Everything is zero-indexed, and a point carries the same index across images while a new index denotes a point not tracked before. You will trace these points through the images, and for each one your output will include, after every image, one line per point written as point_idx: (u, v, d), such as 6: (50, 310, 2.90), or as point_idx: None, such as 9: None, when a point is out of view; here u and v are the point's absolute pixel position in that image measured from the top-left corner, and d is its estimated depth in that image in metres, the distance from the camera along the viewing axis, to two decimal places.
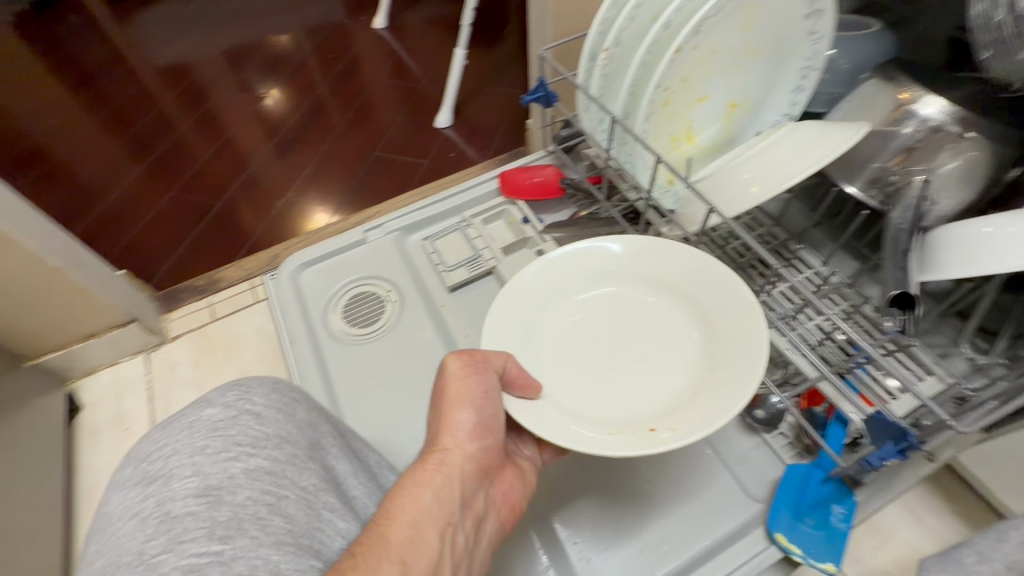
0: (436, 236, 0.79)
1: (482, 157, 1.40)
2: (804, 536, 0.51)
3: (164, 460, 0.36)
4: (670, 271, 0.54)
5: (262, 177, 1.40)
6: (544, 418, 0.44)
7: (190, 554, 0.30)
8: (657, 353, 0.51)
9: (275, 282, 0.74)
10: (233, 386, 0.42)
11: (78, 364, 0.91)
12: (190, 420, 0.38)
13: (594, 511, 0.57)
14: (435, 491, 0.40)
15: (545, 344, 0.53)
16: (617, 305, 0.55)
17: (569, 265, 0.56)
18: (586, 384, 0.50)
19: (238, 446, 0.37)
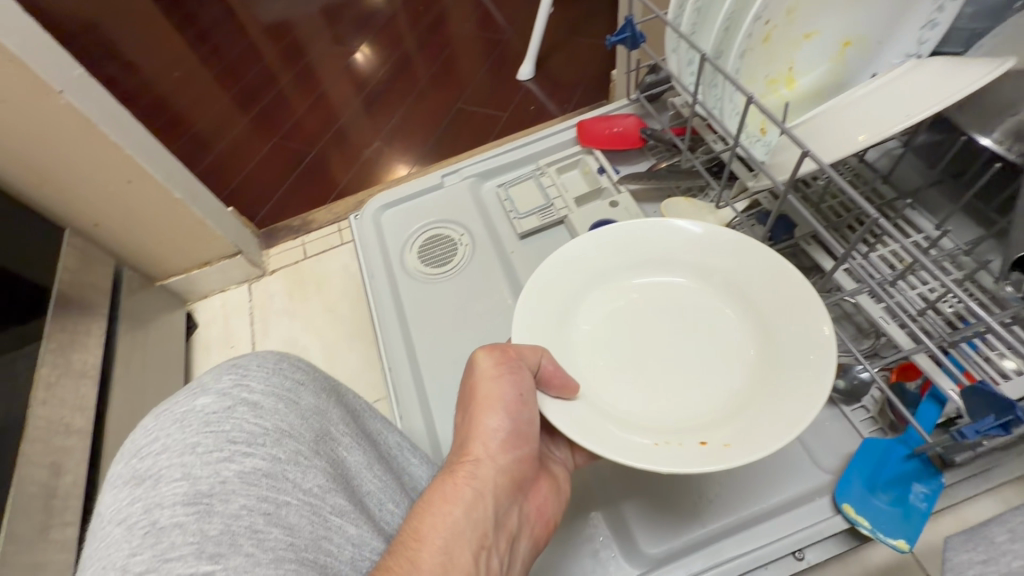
0: (510, 183, 0.79)
1: (563, 110, 1.38)
2: (877, 511, 0.48)
3: (151, 459, 0.33)
4: (735, 269, 0.50)
5: (352, 128, 1.48)
6: (583, 424, 0.43)
7: (177, 574, 0.28)
8: (706, 357, 0.49)
9: (358, 222, 0.79)
10: (229, 366, 0.39)
11: (195, 287, 1.05)
12: (181, 410, 0.35)
13: (642, 513, 0.54)
14: (465, 510, 0.38)
15: (601, 325, 0.52)
16: (668, 300, 0.53)
17: (626, 244, 0.54)
18: (632, 384, 0.49)
19: (230, 443, 0.34)
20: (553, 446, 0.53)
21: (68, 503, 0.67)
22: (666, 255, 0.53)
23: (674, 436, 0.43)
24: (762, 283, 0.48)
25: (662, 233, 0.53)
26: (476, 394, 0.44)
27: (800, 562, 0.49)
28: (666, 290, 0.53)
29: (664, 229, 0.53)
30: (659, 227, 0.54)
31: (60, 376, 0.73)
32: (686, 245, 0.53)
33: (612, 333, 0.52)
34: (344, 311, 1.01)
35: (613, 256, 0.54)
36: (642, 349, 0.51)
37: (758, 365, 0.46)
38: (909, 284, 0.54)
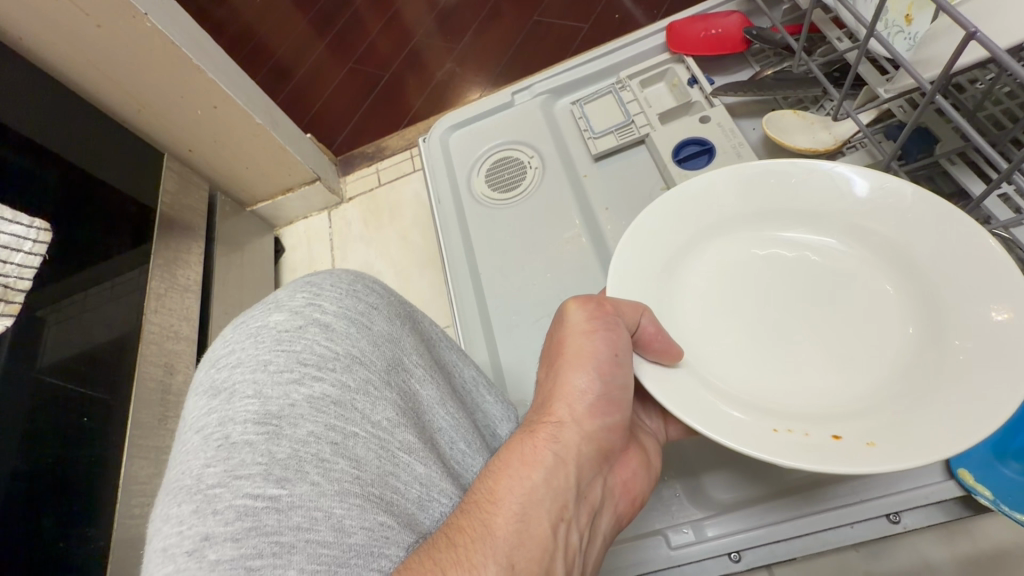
0: (586, 99, 0.72)
1: (651, 17, 1.22)
2: (1004, 482, 0.41)
3: (229, 372, 0.35)
4: (904, 237, 0.41)
5: (426, 49, 1.43)
6: (682, 392, 0.39)
7: (244, 493, 0.29)
8: (850, 332, 0.42)
9: (428, 145, 0.76)
10: (304, 285, 0.40)
11: (281, 213, 1.10)
12: (256, 325, 0.37)
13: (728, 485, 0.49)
14: (546, 474, 0.35)
15: (706, 279, 0.47)
16: (808, 266, 0.45)
17: (764, 191, 0.46)
18: (740, 348, 0.43)
19: (300, 365, 0.35)
20: (648, 414, 0.50)
21: (180, 400, 0.77)
22: (811, 210, 0.45)
23: (794, 419, 0.38)
24: (937, 251, 0.39)
25: (812, 181, 0.45)
26: (569, 352, 0.41)
27: (895, 526, 0.45)
28: (807, 252, 0.45)
29: (816, 176, 0.45)
30: (809, 176, 0.45)
31: (167, 289, 0.81)
32: (842, 201, 0.44)
33: (718, 289, 0.46)
34: (417, 240, 1.02)
35: (741, 203, 0.47)
36: (760, 313, 0.44)
37: (919, 352, 0.38)
38: None
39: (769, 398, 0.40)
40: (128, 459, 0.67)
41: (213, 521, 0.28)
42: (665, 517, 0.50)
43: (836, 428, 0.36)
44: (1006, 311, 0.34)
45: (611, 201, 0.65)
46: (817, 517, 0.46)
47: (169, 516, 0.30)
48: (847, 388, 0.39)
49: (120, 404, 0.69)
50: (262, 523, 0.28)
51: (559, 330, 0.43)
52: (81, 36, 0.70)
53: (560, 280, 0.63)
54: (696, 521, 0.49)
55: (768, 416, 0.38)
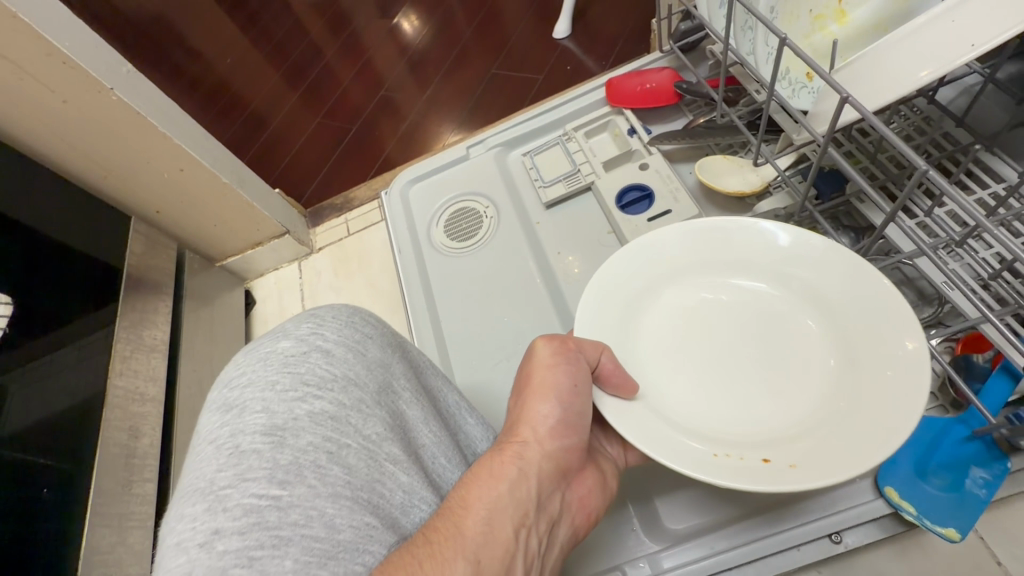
0: (536, 150, 0.77)
1: (602, 67, 1.30)
2: (925, 497, 0.44)
3: (240, 390, 0.36)
4: (813, 279, 0.45)
5: (392, 101, 1.49)
6: (639, 424, 0.41)
7: (250, 493, 0.31)
8: (779, 373, 0.45)
9: (390, 198, 0.79)
10: (309, 316, 0.42)
11: (251, 267, 1.12)
12: (264, 351, 0.38)
13: (680, 515, 0.52)
14: (510, 486, 0.37)
15: (656, 319, 0.50)
16: (742, 310, 0.48)
17: (702, 244, 0.50)
18: (688, 381, 0.46)
19: (304, 384, 0.36)
20: (607, 442, 0.52)
21: (145, 462, 0.75)
22: (743, 260, 0.49)
23: (732, 447, 0.40)
24: (847, 292, 0.43)
25: (744, 234, 0.48)
26: (535, 380, 0.43)
27: (838, 546, 0.46)
28: (741, 298, 0.49)
29: (747, 231, 0.48)
30: (739, 230, 0.49)
31: (133, 351, 0.81)
32: (765, 246, 0.48)
33: (668, 327, 0.49)
34: (386, 286, 1.05)
35: (687, 243, 0.50)
36: (703, 346, 0.48)
37: (838, 381, 0.41)
38: (982, 245, 0.48)
39: (716, 429, 0.43)
40: (90, 528, 0.65)
41: (223, 517, 0.30)
42: (624, 552, 0.51)
43: (766, 453, 0.39)
44: (915, 341, 0.37)
45: (564, 245, 0.69)
46: (763, 543, 0.48)
47: (183, 514, 0.31)
48: (784, 414, 0.42)
49: (82, 471, 0.68)
50: (265, 519, 0.30)
51: (526, 365, 0.45)
52: (44, 108, 0.73)
53: (517, 324, 0.65)
54: (652, 553, 0.50)
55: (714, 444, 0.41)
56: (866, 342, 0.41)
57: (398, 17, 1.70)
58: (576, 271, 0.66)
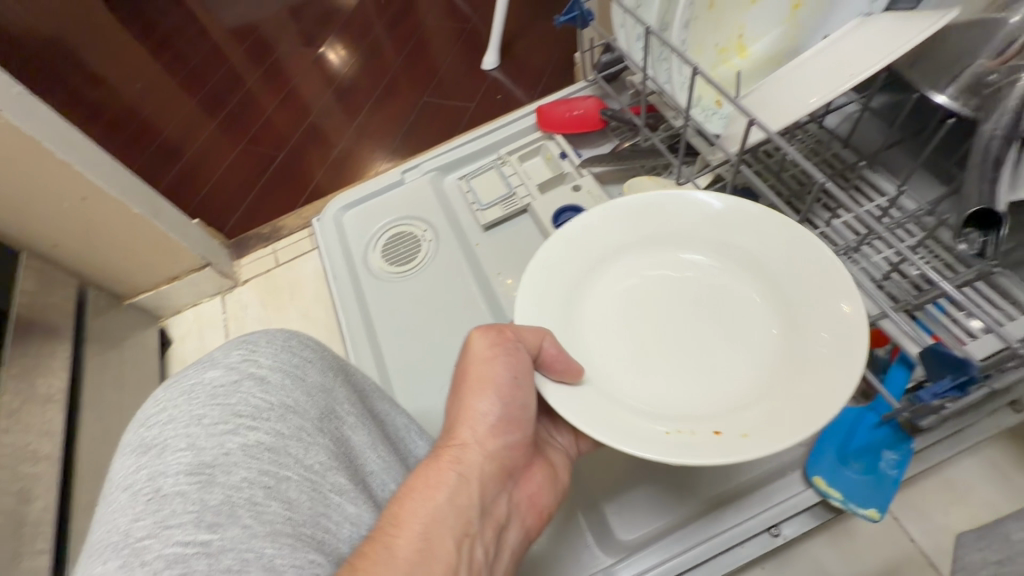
0: (471, 174, 0.78)
1: (530, 96, 1.35)
2: (848, 481, 0.47)
3: (160, 427, 0.33)
4: (756, 250, 0.48)
5: (320, 129, 1.46)
6: (591, 410, 0.41)
7: (175, 542, 0.27)
8: (723, 341, 0.47)
9: (321, 224, 0.77)
10: (241, 339, 0.39)
11: (167, 303, 1.03)
12: (189, 381, 0.35)
13: (632, 523, 0.52)
14: (449, 495, 0.36)
15: (601, 300, 0.50)
16: (686, 287, 0.50)
17: (646, 220, 0.51)
18: (637, 360, 0.47)
19: (236, 416, 0.33)
20: (558, 432, 0.52)
21: (38, 530, 0.66)
22: (686, 237, 0.51)
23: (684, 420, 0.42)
24: (783, 259, 0.46)
25: (686, 212, 0.51)
26: (473, 378, 0.42)
27: (777, 539, 0.49)
28: (684, 273, 0.50)
29: (690, 207, 0.50)
30: (682, 205, 0.51)
31: (24, 402, 0.72)
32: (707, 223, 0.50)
33: (614, 309, 0.50)
34: (320, 317, 1.00)
35: (628, 227, 0.52)
36: (652, 324, 0.49)
37: (783, 343, 0.44)
38: (874, 249, 0.54)
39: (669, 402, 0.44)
40: None
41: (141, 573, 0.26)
42: (580, 568, 0.51)
43: (715, 425, 0.41)
44: (850, 303, 0.41)
45: (504, 266, 0.69)
46: (710, 543, 0.49)
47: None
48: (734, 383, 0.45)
49: None
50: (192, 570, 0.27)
51: (462, 360, 0.43)
52: None
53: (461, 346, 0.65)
54: (607, 567, 0.50)
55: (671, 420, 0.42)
56: (806, 313, 0.43)
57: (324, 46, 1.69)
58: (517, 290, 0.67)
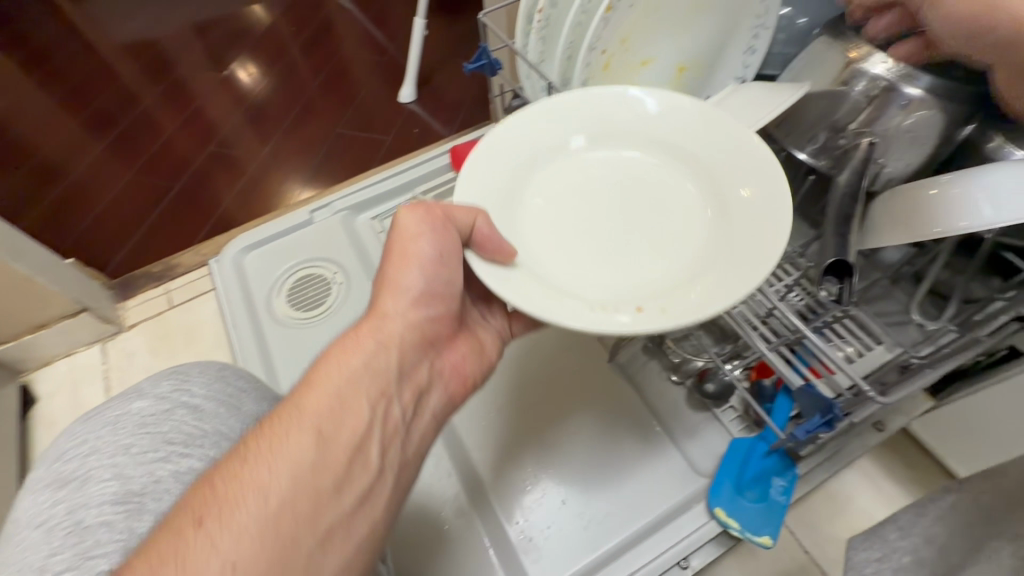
0: (386, 214, 0.76)
1: (448, 130, 1.36)
2: (744, 510, 0.50)
3: (82, 461, 0.36)
4: (692, 148, 0.45)
5: (224, 157, 1.37)
6: (521, 287, 0.37)
7: (99, 569, 0.30)
8: (663, 223, 0.44)
9: (219, 266, 0.72)
10: (171, 375, 0.42)
11: (31, 355, 0.90)
12: (116, 415, 0.38)
13: (558, 558, 0.52)
14: (365, 359, 0.36)
15: (542, 186, 0.46)
16: (627, 173, 0.46)
17: (590, 111, 0.47)
18: (563, 245, 0.43)
19: (166, 442, 0.37)
20: (490, 313, 0.51)
21: None
22: (628, 130, 0.47)
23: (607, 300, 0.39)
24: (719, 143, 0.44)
25: (629, 106, 0.47)
26: (396, 251, 0.40)
27: (687, 571, 0.51)
28: (625, 163, 0.47)
29: (632, 103, 0.47)
30: (623, 99, 0.47)
31: None
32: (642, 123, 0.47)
33: (555, 196, 0.46)
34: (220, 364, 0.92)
35: (558, 125, 0.48)
36: (581, 211, 0.45)
37: (716, 226, 0.42)
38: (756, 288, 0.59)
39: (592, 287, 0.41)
40: None
41: None
42: None
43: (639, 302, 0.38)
44: (748, 188, 0.42)
45: None
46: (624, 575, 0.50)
47: None
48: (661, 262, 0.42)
49: None
50: None
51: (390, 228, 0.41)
52: None
53: None
54: None
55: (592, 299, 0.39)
56: (740, 195, 0.42)
57: (234, 65, 1.59)
58: None
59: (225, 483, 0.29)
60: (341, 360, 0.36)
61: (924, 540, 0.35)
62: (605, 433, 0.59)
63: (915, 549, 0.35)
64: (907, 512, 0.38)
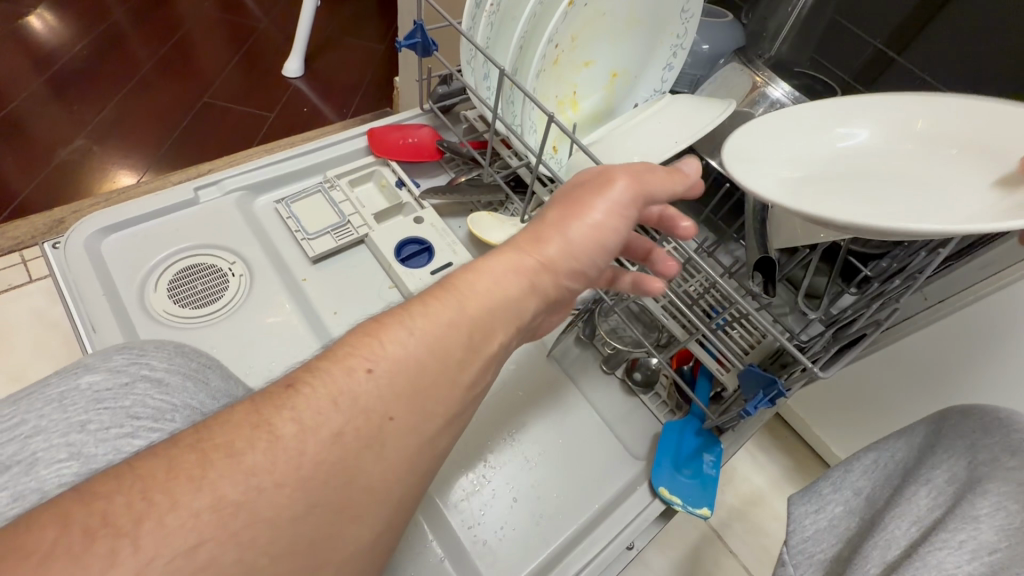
0: (292, 197, 0.66)
1: (341, 116, 1.28)
2: (682, 485, 0.54)
3: (19, 446, 0.30)
4: (977, 142, 0.42)
5: (23, 123, 1.17)
6: (757, 180, 0.38)
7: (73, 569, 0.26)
8: (954, 194, 0.40)
9: (59, 253, 0.56)
10: (122, 348, 0.37)
11: None
12: (60, 391, 0.33)
13: (512, 559, 0.51)
14: (520, 278, 0.39)
15: (779, 156, 0.44)
16: (939, 169, 0.42)
17: (857, 117, 0.46)
18: (811, 190, 0.40)
19: (131, 417, 0.32)
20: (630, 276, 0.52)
21: None
22: (919, 131, 0.45)
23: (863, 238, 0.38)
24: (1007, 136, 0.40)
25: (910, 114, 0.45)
26: (597, 180, 0.42)
27: (632, 551, 0.53)
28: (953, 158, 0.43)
29: (911, 113, 0.45)
30: (899, 108, 0.46)
31: None
32: (918, 119, 0.45)
33: (830, 171, 0.44)
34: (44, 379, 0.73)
35: (838, 120, 0.47)
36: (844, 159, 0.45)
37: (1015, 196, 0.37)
38: (680, 280, 0.62)
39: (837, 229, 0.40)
40: None
41: None
42: None
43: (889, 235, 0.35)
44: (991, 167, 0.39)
45: (341, 302, 0.61)
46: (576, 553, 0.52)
47: None
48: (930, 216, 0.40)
49: None
50: None
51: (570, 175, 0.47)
52: None
53: None
54: None
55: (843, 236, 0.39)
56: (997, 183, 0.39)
57: (30, 16, 1.35)
58: (346, 309, 0.60)
59: (376, 338, 0.33)
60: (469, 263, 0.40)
61: (854, 493, 0.43)
62: (549, 430, 0.58)
63: (845, 500, 0.43)
64: (836, 469, 0.47)
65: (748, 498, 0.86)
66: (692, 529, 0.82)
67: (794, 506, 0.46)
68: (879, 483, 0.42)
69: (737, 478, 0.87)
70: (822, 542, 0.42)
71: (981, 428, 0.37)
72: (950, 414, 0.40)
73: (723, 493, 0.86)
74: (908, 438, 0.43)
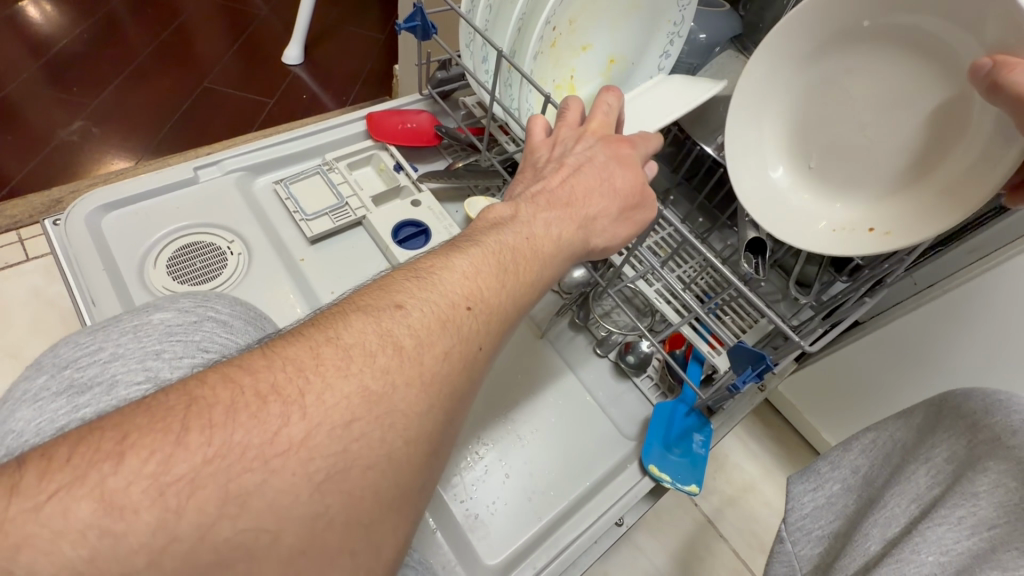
0: (291, 179, 0.66)
1: (340, 104, 1.28)
2: (672, 464, 0.55)
3: (102, 367, 0.37)
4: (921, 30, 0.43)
5: (21, 106, 1.17)
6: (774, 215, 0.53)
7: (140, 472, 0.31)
8: (913, 125, 0.46)
9: (59, 229, 0.56)
10: (194, 296, 0.45)
11: None
12: (138, 323, 0.40)
13: (505, 531, 0.52)
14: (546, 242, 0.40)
15: (833, 86, 0.50)
16: (899, 73, 0.46)
17: (806, 29, 0.49)
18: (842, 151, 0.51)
19: (200, 350, 0.39)
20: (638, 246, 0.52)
21: None
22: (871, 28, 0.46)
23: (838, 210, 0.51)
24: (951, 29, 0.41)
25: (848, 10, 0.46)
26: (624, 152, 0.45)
27: (621, 527, 0.54)
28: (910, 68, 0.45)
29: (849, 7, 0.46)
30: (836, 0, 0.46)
31: None
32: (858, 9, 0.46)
33: (834, 105, 0.50)
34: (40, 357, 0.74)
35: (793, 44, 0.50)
36: (843, 73, 0.49)
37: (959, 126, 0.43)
38: (673, 266, 0.63)
39: (817, 201, 0.53)
40: None
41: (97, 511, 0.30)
42: None
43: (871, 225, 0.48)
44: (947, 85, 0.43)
45: (338, 281, 0.62)
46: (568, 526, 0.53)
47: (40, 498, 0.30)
48: (897, 147, 0.47)
49: None
50: None
51: (597, 139, 0.46)
52: None
53: None
54: None
55: (822, 198, 0.53)
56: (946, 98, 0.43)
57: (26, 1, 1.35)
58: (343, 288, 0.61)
59: (423, 281, 0.34)
60: (499, 223, 0.40)
61: (853, 471, 0.43)
62: (543, 410, 0.59)
63: (844, 477, 0.43)
64: (835, 449, 0.46)
65: (739, 484, 0.87)
66: (682, 513, 0.83)
67: (795, 486, 0.46)
68: (878, 462, 0.42)
69: (728, 464, 0.88)
70: (821, 519, 0.43)
71: (982, 409, 0.36)
72: (949, 398, 0.39)
73: (714, 479, 0.87)
74: (906, 421, 0.42)
